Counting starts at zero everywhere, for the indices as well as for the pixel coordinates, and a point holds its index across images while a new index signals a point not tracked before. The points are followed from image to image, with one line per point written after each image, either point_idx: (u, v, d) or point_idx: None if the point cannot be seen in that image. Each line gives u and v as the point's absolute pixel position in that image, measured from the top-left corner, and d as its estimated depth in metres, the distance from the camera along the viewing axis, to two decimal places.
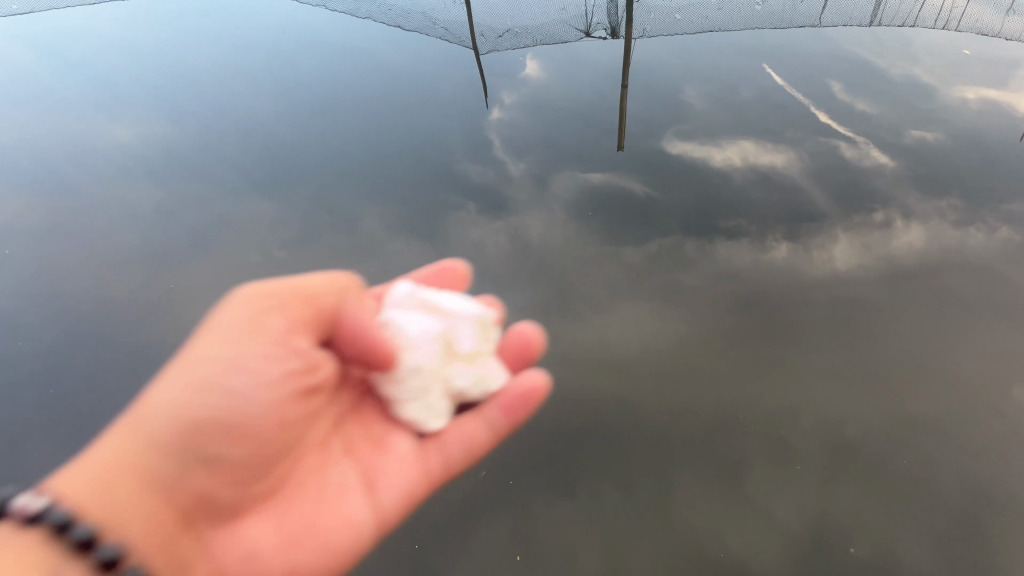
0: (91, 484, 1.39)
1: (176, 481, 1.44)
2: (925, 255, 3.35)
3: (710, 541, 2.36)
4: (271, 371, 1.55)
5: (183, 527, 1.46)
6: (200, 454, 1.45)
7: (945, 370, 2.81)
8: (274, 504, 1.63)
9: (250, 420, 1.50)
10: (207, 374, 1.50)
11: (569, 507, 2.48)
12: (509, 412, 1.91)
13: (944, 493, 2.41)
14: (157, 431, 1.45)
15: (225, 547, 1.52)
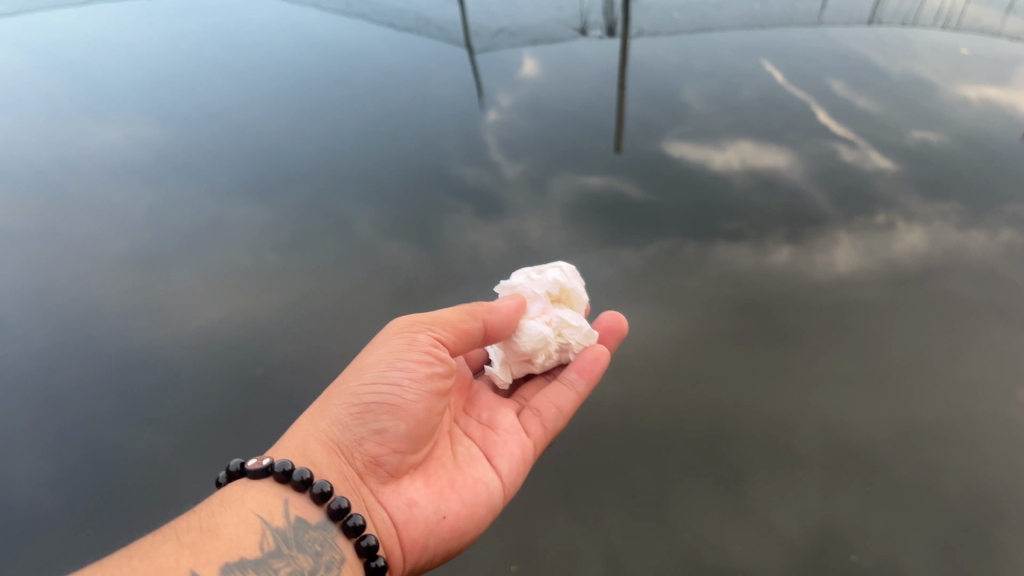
0: (298, 440, 1.31)
1: (347, 446, 1.31)
2: (930, 260, 2.59)
3: (708, 549, 1.78)
4: (406, 358, 1.35)
5: (380, 482, 1.32)
6: (364, 427, 1.32)
7: (964, 367, 2.18)
8: (441, 478, 1.39)
9: (405, 405, 1.32)
10: (374, 366, 1.36)
11: (569, 519, 1.88)
12: (589, 377, 1.66)
13: (955, 495, 1.84)
14: (329, 425, 1.33)
15: (398, 507, 1.30)
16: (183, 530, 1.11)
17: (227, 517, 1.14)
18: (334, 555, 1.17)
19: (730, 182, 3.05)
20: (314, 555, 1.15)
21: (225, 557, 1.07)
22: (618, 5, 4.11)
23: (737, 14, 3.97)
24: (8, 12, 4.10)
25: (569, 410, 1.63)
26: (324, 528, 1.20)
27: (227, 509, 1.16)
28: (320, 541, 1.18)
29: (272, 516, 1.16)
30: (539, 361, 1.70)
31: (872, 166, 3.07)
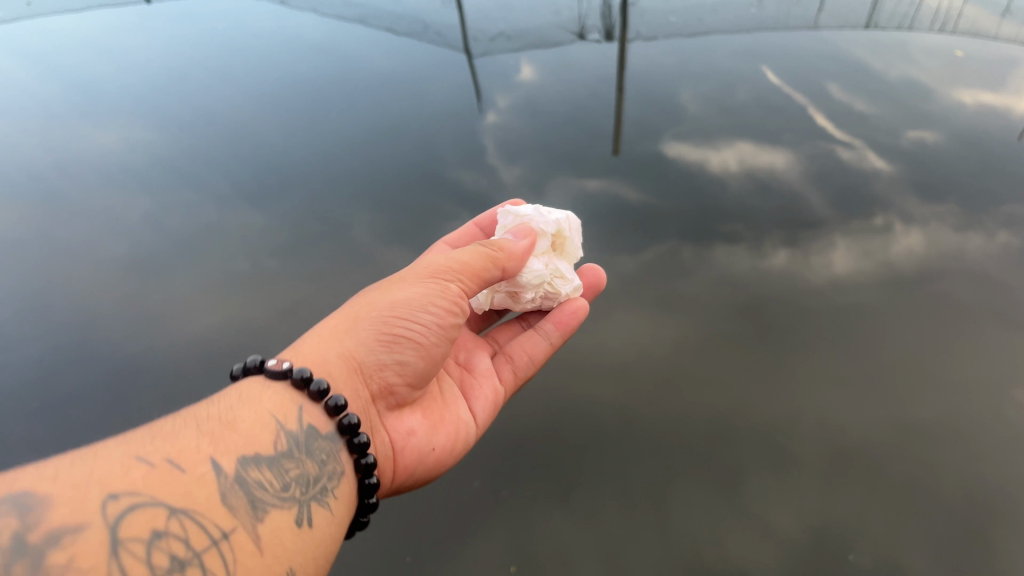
0: (316, 349, 1.24)
1: (369, 368, 1.26)
2: (927, 262, 2.61)
3: (709, 549, 1.80)
4: (438, 302, 1.34)
5: (388, 408, 1.30)
6: (388, 354, 1.28)
7: (960, 367, 2.19)
8: (434, 410, 1.40)
9: (430, 345, 1.32)
10: (406, 299, 1.33)
11: (569, 520, 1.89)
12: (563, 328, 1.67)
13: (949, 492, 1.86)
14: (354, 345, 1.27)
15: (399, 434, 1.30)
16: (196, 416, 1.00)
17: (245, 412, 1.04)
18: (337, 467, 1.10)
19: (727, 184, 3.06)
20: (322, 464, 1.08)
21: (243, 450, 0.97)
22: (616, 10, 4.14)
23: (734, 18, 3.99)
24: (6, 19, 4.10)
25: (541, 360, 1.66)
26: (332, 440, 1.12)
27: (243, 403, 1.06)
28: (328, 452, 1.10)
29: (287, 419, 1.07)
30: (525, 299, 1.71)
31: (870, 167, 3.09)
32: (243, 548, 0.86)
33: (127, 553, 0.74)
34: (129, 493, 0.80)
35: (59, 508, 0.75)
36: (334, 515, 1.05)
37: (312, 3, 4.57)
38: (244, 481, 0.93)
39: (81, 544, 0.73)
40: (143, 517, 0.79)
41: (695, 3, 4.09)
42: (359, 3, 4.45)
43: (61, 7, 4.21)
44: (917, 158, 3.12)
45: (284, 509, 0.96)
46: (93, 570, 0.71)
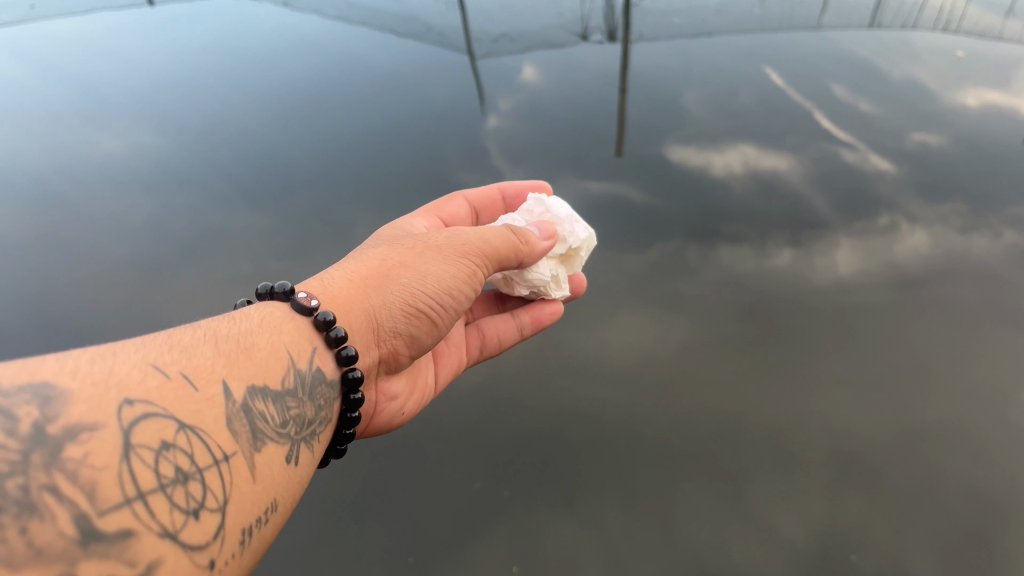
0: (340, 302, 1.22)
1: (385, 334, 1.27)
2: (931, 262, 2.60)
3: (714, 554, 1.78)
4: (464, 285, 1.35)
5: (383, 367, 1.34)
6: (406, 324, 1.29)
7: (965, 369, 2.17)
8: (415, 369, 1.48)
9: (442, 322, 1.35)
10: (433, 271, 1.32)
11: (572, 522, 1.87)
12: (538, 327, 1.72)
13: (955, 495, 1.84)
14: (378, 307, 1.26)
15: (383, 395, 1.38)
16: (212, 335, 0.96)
17: (260, 340, 1.02)
18: (327, 414, 1.10)
19: (731, 186, 3.04)
20: (316, 408, 1.07)
21: (254, 378, 0.94)
22: (619, 12, 4.13)
23: (737, 18, 3.98)
24: (10, 21, 4.11)
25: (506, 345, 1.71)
26: (333, 385, 1.13)
27: (260, 331, 1.03)
28: (325, 398, 1.10)
29: (297, 357, 1.06)
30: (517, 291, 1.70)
31: (874, 168, 3.07)
32: (241, 474, 0.83)
33: (138, 459, 0.70)
34: (146, 400, 0.76)
35: (78, 404, 0.70)
36: (315, 458, 1.04)
37: (315, 4, 4.54)
38: (250, 410, 0.90)
39: (97, 444, 0.68)
40: (156, 426, 0.74)
41: (698, 3, 4.08)
42: (362, 5, 4.43)
43: (64, 10, 4.22)
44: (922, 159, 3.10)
45: (279, 444, 0.94)
46: (106, 470, 0.67)
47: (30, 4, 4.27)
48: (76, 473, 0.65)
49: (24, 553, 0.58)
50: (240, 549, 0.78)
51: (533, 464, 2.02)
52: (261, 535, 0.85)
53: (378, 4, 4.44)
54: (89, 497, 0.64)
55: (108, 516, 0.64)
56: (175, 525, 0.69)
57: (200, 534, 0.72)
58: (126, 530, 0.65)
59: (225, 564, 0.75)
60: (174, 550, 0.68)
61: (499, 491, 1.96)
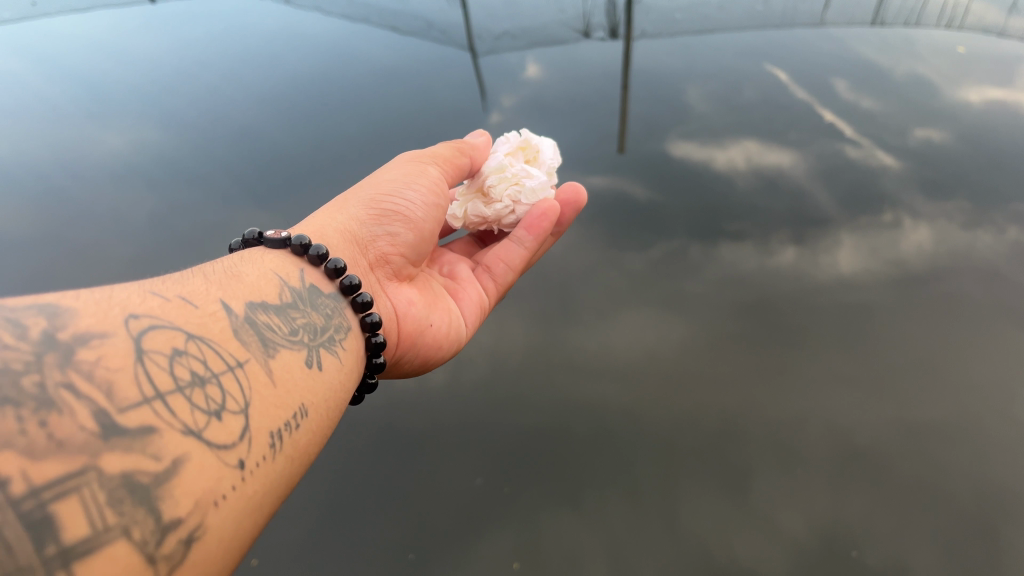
0: (312, 226, 1.24)
1: (365, 239, 1.27)
2: (935, 259, 2.58)
3: (719, 551, 1.77)
4: (419, 178, 1.38)
5: (385, 278, 1.30)
6: (379, 227, 1.30)
7: (968, 365, 2.17)
8: (430, 293, 1.40)
9: (418, 220, 1.35)
10: (389, 181, 1.37)
11: (575, 517, 1.87)
12: (537, 232, 1.54)
13: (957, 491, 1.84)
14: (347, 219, 1.28)
15: (399, 300, 1.29)
16: (200, 269, 0.95)
17: (246, 268, 1.01)
18: (343, 322, 1.07)
19: (734, 182, 3.03)
20: (326, 317, 1.04)
21: (250, 296, 0.93)
22: (621, 9, 4.12)
23: (740, 14, 3.97)
24: (11, 18, 4.10)
25: (518, 265, 1.57)
26: (335, 299, 1.09)
27: (245, 262, 1.02)
28: (331, 308, 1.07)
29: (289, 277, 1.04)
30: (495, 195, 1.61)
31: (877, 164, 3.06)
32: (259, 379, 0.81)
33: (151, 362, 0.69)
34: (149, 315, 0.75)
35: (85, 317, 0.69)
36: (344, 365, 1.00)
37: (315, 1, 4.52)
38: (254, 322, 0.89)
39: (109, 349, 0.67)
40: (164, 336, 0.74)
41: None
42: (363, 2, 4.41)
43: (64, 7, 4.21)
44: (925, 155, 3.09)
45: (294, 349, 0.91)
46: (120, 371, 0.66)
47: (30, 2, 4.26)
48: (91, 374, 0.63)
49: (44, 445, 0.55)
50: (272, 452, 0.76)
51: (536, 460, 2.01)
52: (295, 440, 0.82)
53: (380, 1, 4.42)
54: (107, 396, 0.62)
55: (129, 413, 0.63)
56: (198, 424, 0.68)
57: (225, 434, 0.70)
58: (148, 426, 0.63)
59: (257, 465, 0.72)
60: (201, 447, 0.66)
61: (502, 488, 1.94)
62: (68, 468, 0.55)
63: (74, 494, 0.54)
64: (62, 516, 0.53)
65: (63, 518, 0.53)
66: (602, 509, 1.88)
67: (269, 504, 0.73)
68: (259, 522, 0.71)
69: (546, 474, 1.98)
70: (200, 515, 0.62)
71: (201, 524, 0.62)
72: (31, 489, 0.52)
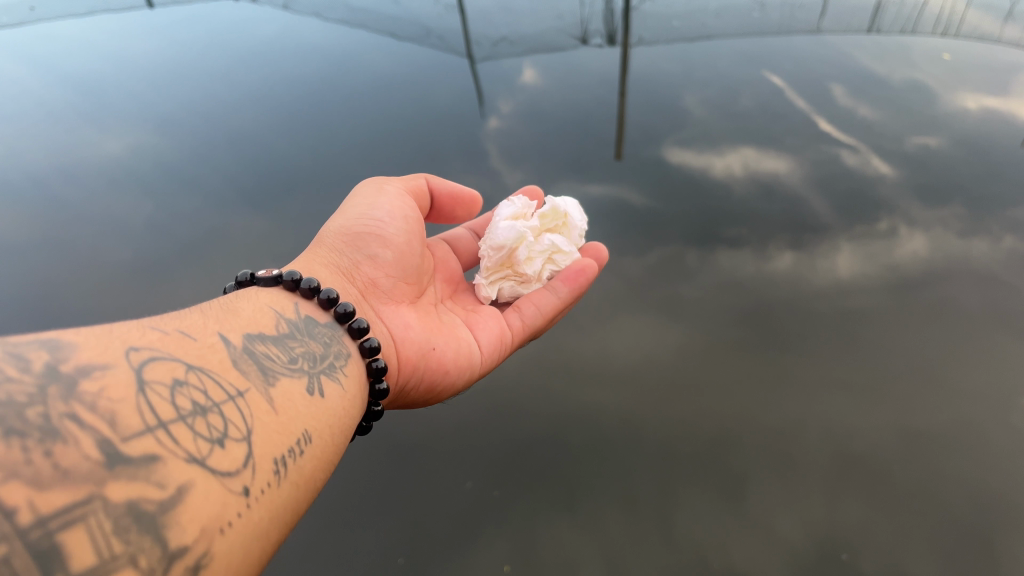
0: (301, 263, 1.26)
1: (346, 269, 1.29)
2: (930, 267, 2.58)
3: (714, 556, 1.77)
4: (382, 198, 1.38)
5: (379, 303, 1.31)
6: (358, 252, 1.32)
7: (967, 374, 2.16)
8: (433, 320, 1.41)
9: (393, 237, 1.35)
10: (355, 208, 1.38)
11: (570, 523, 1.87)
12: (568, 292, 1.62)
13: (950, 499, 1.84)
14: (326, 253, 1.30)
15: (396, 325, 1.30)
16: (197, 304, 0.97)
17: (243, 303, 1.02)
18: (342, 349, 1.07)
19: (732, 190, 3.02)
20: (324, 345, 1.05)
21: (247, 329, 0.94)
22: (619, 16, 4.12)
23: (736, 23, 3.98)
24: (10, 24, 4.10)
25: (551, 311, 1.53)
26: (331, 327, 1.10)
27: (241, 297, 1.03)
28: (329, 336, 1.07)
29: (285, 310, 1.05)
30: (528, 272, 1.64)
31: (873, 172, 3.05)
32: (260, 407, 0.82)
33: (153, 393, 0.69)
34: (150, 348, 0.76)
35: (86, 350, 0.70)
36: (345, 391, 1.01)
37: (315, 7, 4.49)
38: (253, 352, 0.90)
39: (111, 380, 0.68)
40: (164, 367, 0.74)
41: (698, 7, 4.06)
42: (363, 9, 4.41)
43: (65, 13, 4.21)
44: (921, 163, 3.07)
45: (294, 377, 0.92)
46: (123, 402, 0.66)
47: (30, 6, 4.23)
48: (94, 405, 0.64)
49: (50, 474, 0.56)
50: (276, 479, 0.76)
51: (528, 466, 2.01)
52: (299, 466, 0.82)
53: (378, 8, 4.42)
54: (110, 425, 0.63)
55: (132, 442, 0.63)
56: (201, 452, 0.68)
57: (229, 461, 0.71)
58: (151, 454, 0.64)
59: (262, 492, 0.73)
60: (205, 474, 0.67)
61: (493, 493, 1.95)
62: (74, 497, 0.56)
63: (80, 523, 0.55)
64: (69, 544, 0.53)
65: (70, 546, 0.53)
66: (601, 514, 1.89)
67: (276, 531, 0.74)
68: (265, 548, 0.72)
69: (541, 480, 1.98)
70: (206, 541, 0.62)
71: (207, 550, 0.62)
72: (38, 519, 0.53)
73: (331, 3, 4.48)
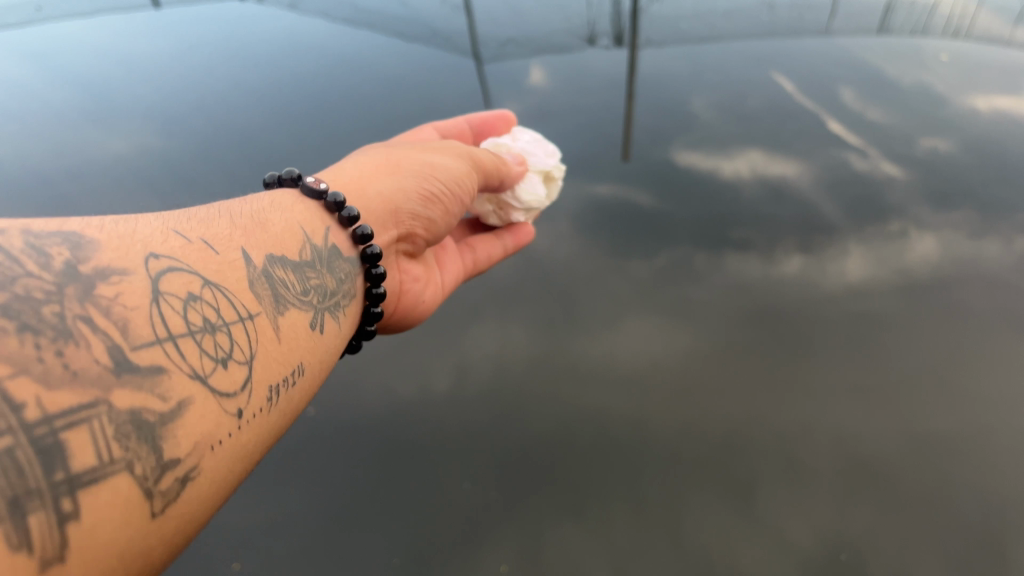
0: (355, 184, 1.22)
1: (403, 216, 1.27)
2: (941, 269, 2.51)
3: (720, 560, 1.74)
4: (466, 175, 1.39)
5: (397, 251, 1.33)
6: (419, 205, 1.30)
7: (982, 379, 2.09)
8: (423, 263, 1.45)
9: (446, 207, 1.37)
10: (437, 161, 1.35)
11: (573, 525, 1.83)
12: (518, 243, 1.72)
13: (960, 503, 1.80)
14: (396, 191, 1.26)
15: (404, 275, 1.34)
16: (227, 209, 0.93)
17: (274, 216, 0.98)
18: (351, 289, 1.07)
19: (740, 193, 2.97)
20: (338, 281, 1.03)
21: (272, 249, 0.90)
22: (627, 17, 4.07)
23: (744, 25, 3.94)
24: (14, 23, 4.09)
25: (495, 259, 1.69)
26: (353, 265, 1.10)
27: (271, 207, 0.99)
28: (346, 273, 1.06)
29: (314, 235, 1.02)
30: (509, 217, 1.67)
31: (883, 174, 2.98)
32: (266, 334, 0.79)
33: (167, 305, 0.66)
34: (170, 257, 0.72)
35: (107, 252, 0.66)
36: (343, 330, 1.00)
37: (321, 8, 4.47)
38: (271, 277, 0.86)
39: (126, 287, 0.64)
40: (182, 280, 0.70)
41: (706, 8, 4.02)
42: (369, 9, 4.38)
43: (70, 12, 4.21)
44: (932, 165, 3.00)
45: (302, 310, 0.89)
46: (137, 310, 0.63)
47: (36, 6, 4.23)
48: (108, 310, 0.60)
49: (61, 374, 0.52)
50: (269, 406, 0.74)
51: (529, 469, 1.97)
52: (290, 396, 0.80)
53: (382, 8, 4.39)
54: (122, 332, 0.60)
55: (141, 351, 0.60)
56: (205, 370, 0.65)
57: (228, 382, 0.68)
58: (158, 366, 0.60)
59: (254, 416, 0.71)
60: (205, 393, 0.64)
61: (488, 493, 1.92)
62: (79, 398, 0.53)
63: (85, 426, 0.52)
64: (73, 444, 0.51)
65: (74, 446, 0.51)
66: (607, 517, 1.85)
67: (260, 453, 0.73)
68: (249, 468, 0.70)
69: (542, 481, 1.94)
70: (196, 456, 0.61)
71: (197, 465, 0.61)
72: (45, 416, 0.50)
73: (337, 3, 4.46)
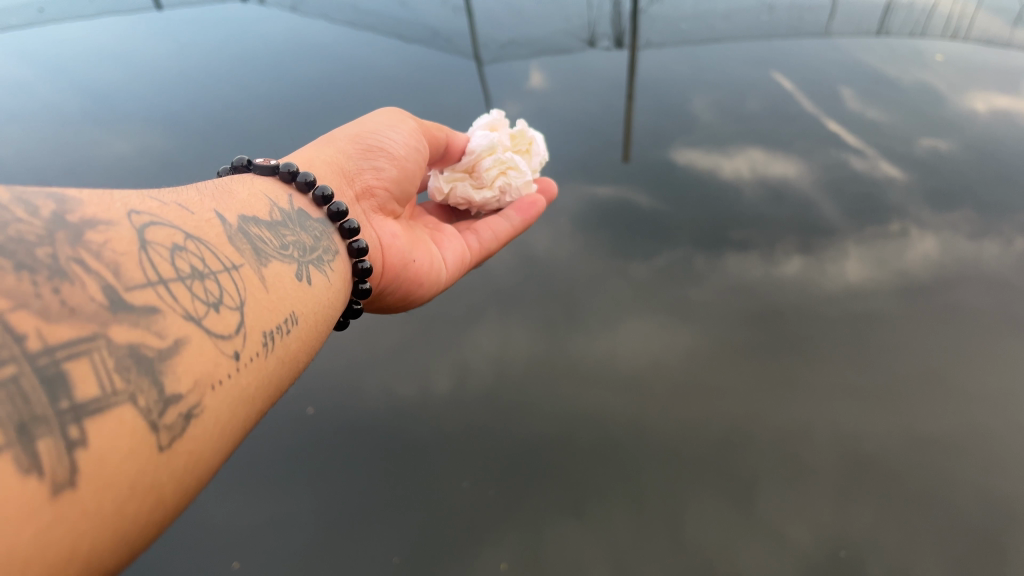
0: (303, 158, 1.21)
1: (352, 171, 1.24)
2: (942, 269, 2.51)
3: (721, 558, 1.75)
4: (402, 125, 1.37)
5: (369, 210, 1.26)
6: (364, 160, 1.27)
7: (982, 378, 2.10)
8: (412, 234, 1.38)
9: (401, 158, 1.33)
10: (370, 122, 1.34)
11: (575, 522, 1.84)
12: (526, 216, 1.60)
13: (961, 503, 1.81)
14: (334, 151, 1.24)
15: (384, 233, 1.27)
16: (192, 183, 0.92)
17: (238, 187, 0.97)
18: (331, 245, 1.04)
19: (740, 193, 2.97)
20: (315, 238, 1.01)
21: (241, 210, 0.90)
22: (626, 18, 4.09)
23: (744, 26, 3.95)
24: (17, 25, 4.12)
25: (505, 237, 1.57)
26: (324, 225, 1.07)
27: (235, 182, 0.98)
28: (320, 231, 1.04)
29: (278, 200, 1.01)
30: (484, 176, 1.61)
31: (883, 175, 2.99)
32: (252, 283, 0.77)
33: (155, 252, 0.64)
34: (149, 213, 0.70)
35: (96, 202, 0.64)
36: (331, 284, 0.98)
37: (322, 10, 4.48)
38: (247, 232, 0.85)
39: (114, 236, 0.62)
40: (165, 232, 0.69)
41: (705, 8, 4.03)
42: (369, 11, 4.39)
43: (71, 14, 4.23)
44: (930, 165, 3.01)
45: (285, 262, 0.88)
46: (127, 255, 0.61)
47: (38, 7, 4.24)
48: (100, 254, 0.59)
49: (58, 310, 0.51)
50: (264, 351, 0.72)
51: (531, 467, 1.98)
52: (286, 344, 0.78)
53: (383, 9, 4.41)
54: (114, 274, 0.58)
55: (135, 293, 0.58)
56: (198, 312, 0.64)
57: (222, 325, 0.66)
58: (153, 306, 0.58)
59: (251, 359, 0.69)
60: (200, 333, 0.62)
61: (490, 492, 1.92)
62: (78, 331, 0.51)
63: (85, 357, 0.50)
64: (75, 374, 0.49)
65: (76, 376, 0.49)
66: (608, 515, 1.86)
67: (260, 401, 0.70)
68: (250, 414, 0.67)
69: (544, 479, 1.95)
70: (198, 394, 0.58)
71: (200, 403, 0.58)
72: (46, 347, 0.48)
73: (337, 5, 4.48)
